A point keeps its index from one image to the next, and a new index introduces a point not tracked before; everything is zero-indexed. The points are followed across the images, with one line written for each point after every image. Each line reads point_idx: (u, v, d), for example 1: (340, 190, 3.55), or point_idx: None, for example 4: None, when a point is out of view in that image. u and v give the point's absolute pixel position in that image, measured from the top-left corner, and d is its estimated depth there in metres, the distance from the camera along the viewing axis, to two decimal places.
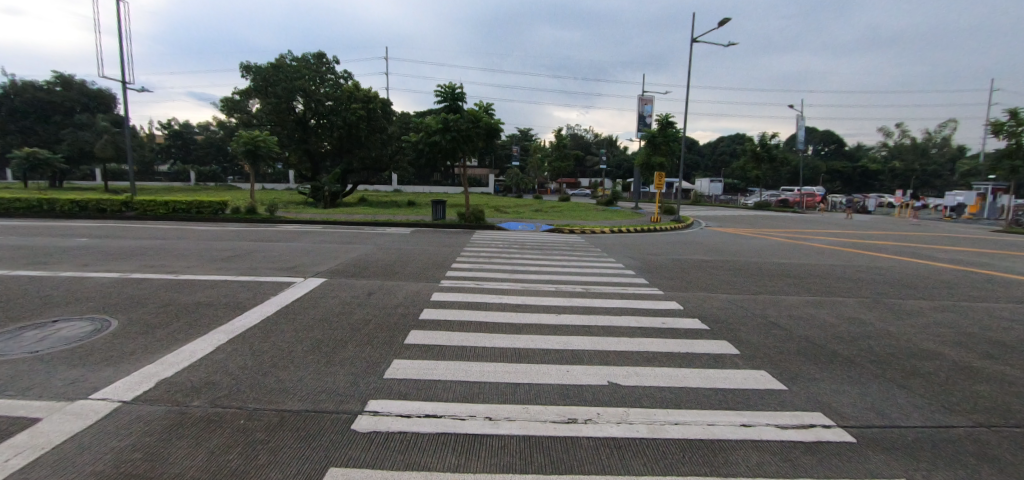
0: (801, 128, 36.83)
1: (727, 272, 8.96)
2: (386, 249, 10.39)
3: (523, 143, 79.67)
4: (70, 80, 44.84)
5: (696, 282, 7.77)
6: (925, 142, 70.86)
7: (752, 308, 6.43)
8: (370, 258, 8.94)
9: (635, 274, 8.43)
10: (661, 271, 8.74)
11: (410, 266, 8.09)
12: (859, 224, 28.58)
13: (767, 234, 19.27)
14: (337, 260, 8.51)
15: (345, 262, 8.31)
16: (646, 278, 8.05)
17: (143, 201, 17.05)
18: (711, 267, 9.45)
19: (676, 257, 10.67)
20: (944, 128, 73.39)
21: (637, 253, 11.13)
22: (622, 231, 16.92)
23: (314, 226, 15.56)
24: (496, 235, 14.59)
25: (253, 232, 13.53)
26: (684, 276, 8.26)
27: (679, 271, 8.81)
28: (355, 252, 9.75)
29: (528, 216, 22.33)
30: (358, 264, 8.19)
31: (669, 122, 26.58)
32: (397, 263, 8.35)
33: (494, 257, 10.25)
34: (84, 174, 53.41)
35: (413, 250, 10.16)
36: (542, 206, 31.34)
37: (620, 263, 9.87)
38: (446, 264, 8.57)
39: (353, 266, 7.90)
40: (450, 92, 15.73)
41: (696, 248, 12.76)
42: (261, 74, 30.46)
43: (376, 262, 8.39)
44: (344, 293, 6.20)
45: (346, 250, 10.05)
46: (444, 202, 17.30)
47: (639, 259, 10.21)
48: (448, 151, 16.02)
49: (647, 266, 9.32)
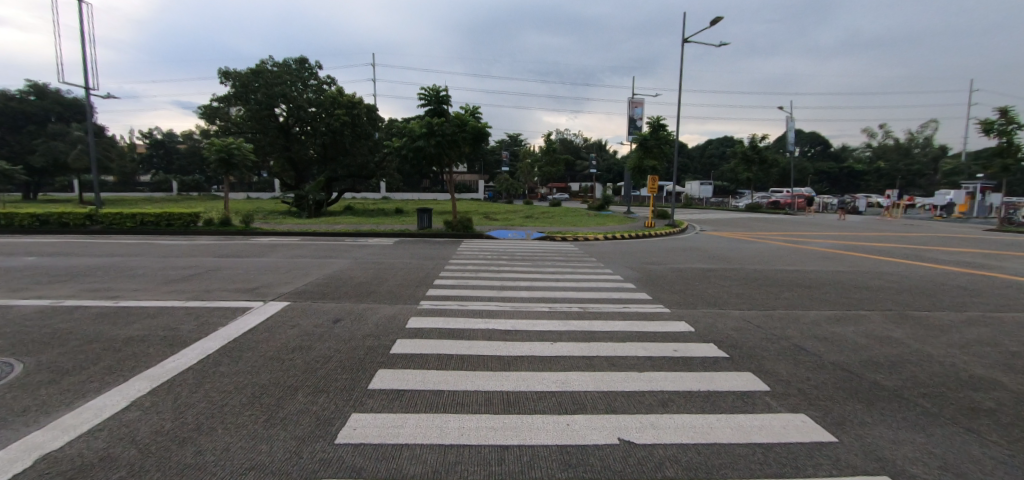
0: (791, 130, 36.63)
1: (734, 283, 8.26)
2: (364, 263, 9.55)
3: (512, 148, 79.11)
4: (43, 89, 43.29)
5: (704, 297, 7.04)
6: (908, 143, 71.87)
7: (770, 327, 5.71)
8: (343, 275, 8.06)
9: (635, 287, 7.69)
10: (663, 283, 8.00)
11: (386, 284, 7.27)
12: (852, 225, 28.34)
13: (764, 237, 18.78)
14: (306, 279, 7.64)
15: (315, 281, 7.46)
16: (647, 292, 7.31)
17: (108, 213, 15.94)
18: (716, 278, 8.74)
19: (675, 266, 9.96)
20: (926, 128, 74.48)
21: (634, 263, 10.39)
22: (615, 237, 16.25)
23: (292, 237, 14.67)
24: (485, 245, 13.83)
25: (224, 246, 12.58)
26: (690, 289, 7.54)
27: (684, 283, 8.08)
28: (329, 268, 8.91)
29: (518, 222, 21.59)
30: (329, 282, 7.34)
31: (661, 125, 26.07)
32: (372, 281, 7.51)
33: (481, 269, 9.44)
34: (61, 186, 51.70)
35: (393, 265, 9.31)
36: (533, 212, 30.64)
37: (618, 274, 9.13)
38: (427, 280, 7.75)
39: (322, 286, 7.05)
40: (434, 95, 14.98)
41: (695, 255, 12.09)
42: (240, 80, 29.27)
43: (351, 280, 7.57)
44: (306, 321, 5.36)
45: (320, 265, 9.19)
46: (430, 210, 16.48)
47: (637, 269, 9.49)
48: (433, 157, 15.25)
49: (646, 278, 8.58)
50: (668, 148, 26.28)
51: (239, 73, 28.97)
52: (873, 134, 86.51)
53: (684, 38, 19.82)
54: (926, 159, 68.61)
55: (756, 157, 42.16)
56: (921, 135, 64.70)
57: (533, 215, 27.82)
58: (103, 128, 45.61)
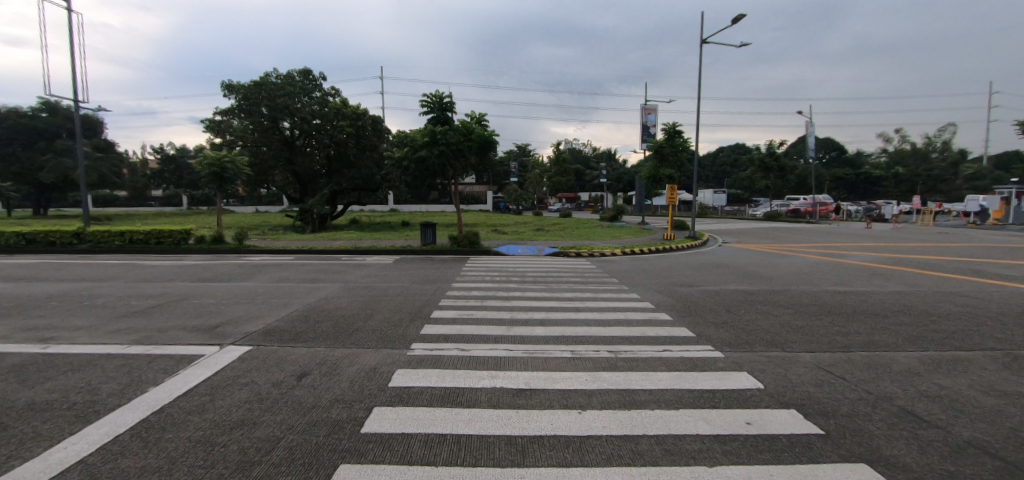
0: (811, 135, 35.11)
1: (789, 312, 6.90)
2: (354, 288, 8.43)
3: (520, 158, 78.35)
4: (55, 105, 43.41)
5: (762, 334, 5.69)
6: (927, 147, 69.85)
7: (864, 380, 4.37)
8: (327, 306, 6.89)
9: (671, 319, 6.39)
10: (704, 313, 6.67)
11: (374, 320, 6.08)
12: (881, 234, 26.72)
13: (795, 250, 17.32)
14: (281, 312, 6.48)
15: (291, 315, 6.31)
16: (688, 327, 5.98)
17: (97, 231, 15.16)
18: (765, 304, 7.39)
19: (711, 289, 8.66)
20: (946, 132, 72.29)
21: (662, 285, 9.07)
22: (633, 251, 15.02)
23: (286, 256, 13.70)
24: (492, 263, 12.68)
25: (209, 266, 11.60)
26: (739, 322, 6.21)
27: (728, 312, 6.80)
28: (314, 295, 7.80)
29: (528, 236, 20.45)
30: (306, 317, 6.16)
31: (677, 131, 24.81)
32: (357, 315, 6.32)
33: (487, 293, 8.22)
34: (72, 202, 52.00)
35: (386, 291, 8.14)
36: (543, 224, 29.50)
37: (646, 298, 7.89)
38: (423, 312, 6.55)
39: (297, 322, 5.89)
40: (438, 101, 13.96)
41: (728, 273, 10.77)
42: (243, 92, 28.77)
43: (334, 314, 6.42)
44: (261, 378, 4.16)
45: (305, 292, 8.05)
46: (434, 224, 15.42)
47: (668, 293, 8.23)
48: (437, 168, 14.20)
49: (682, 305, 7.26)
50: (685, 155, 24.98)
51: (242, 85, 28.49)
52: (889, 140, 84.49)
53: (702, 40, 18.67)
54: (946, 164, 66.54)
55: (774, 164, 40.52)
56: (941, 140, 62.78)
57: (543, 227, 26.72)
58: (113, 144, 45.74)
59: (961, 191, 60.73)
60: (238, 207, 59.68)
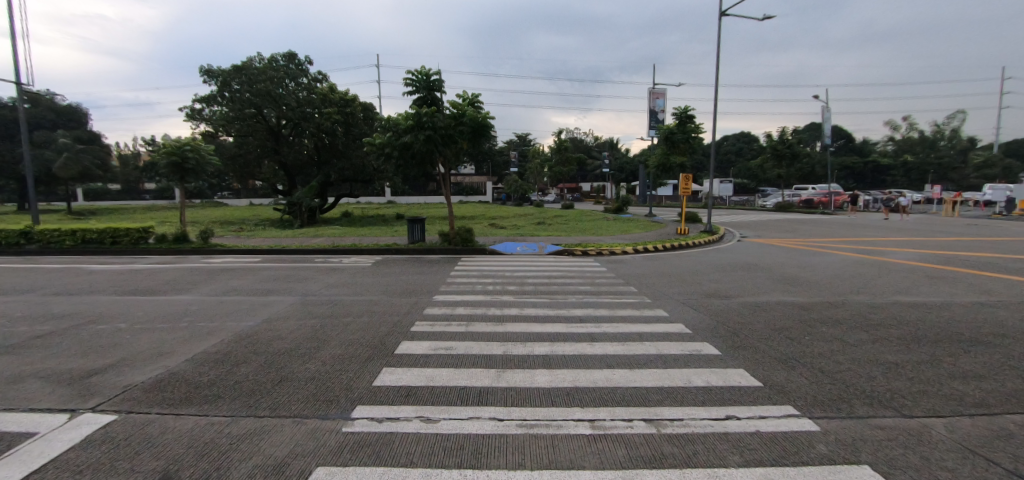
0: (826, 121, 33.08)
1: (874, 341, 5.19)
2: (310, 303, 6.76)
3: (521, 148, 76.31)
4: (37, 95, 41.65)
5: (861, 387, 3.99)
6: (934, 135, 67.70)
7: None
8: (261, 336, 5.23)
9: (722, 355, 4.66)
10: (764, 345, 4.99)
11: (312, 360, 4.40)
12: (903, 226, 25.04)
13: (823, 245, 15.64)
14: (193, 350, 4.79)
15: (204, 354, 4.63)
16: (753, 371, 4.26)
17: (45, 230, 13.49)
18: (835, 329, 5.69)
19: (755, 303, 6.98)
20: (955, 119, 69.97)
21: (694, 296, 7.32)
22: (645, 249, 13.37)
23: (254, 257, 12.08)
24: (488, 264, 11.04)
25: (159, 272, 9.98)
26: (818, 364, 4.50)
27: (794, 342, 5.11)
28: (255, 316, 6.11)
29: (528, 230, 18.82)
30: (222, 357, 4.47)
31: (688, 116, 22.91)
32: (293, 353, 4.62)
33: (474, 307, 6.53)
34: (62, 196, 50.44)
35: (349, 307, 6.46)
36: (544, 216, 27.87)
37: (678, 316, 6.20)
38: (385, 345, 4.85)
39: (203, 368, 4.21)
40: (424, 78, 12.15)
41: (765, 277, 9.11)
42: (223, 78, 26.73)
43: (265, 349, 4.73)
44: None
45: (245, 312, 6.34)
46: (422, 219, 13.74)
47: (704, 309, 6.54)
48: (424, 155, 12.41)
49: (729, 330, 5.52)
50: (697, 142, 23.14)
51: (221, 70, 26.44)
52: (896, 127, 82.23)
53: (720, 12, 16.77)
54: (954, 151, 64.55)
55: (786, 151, 38.28)
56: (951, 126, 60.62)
57: (544, 220, 25.11)
58: (98, 135, 43.87)
59: (971, 180, 58.96)
60: (233, 200, 57.76)
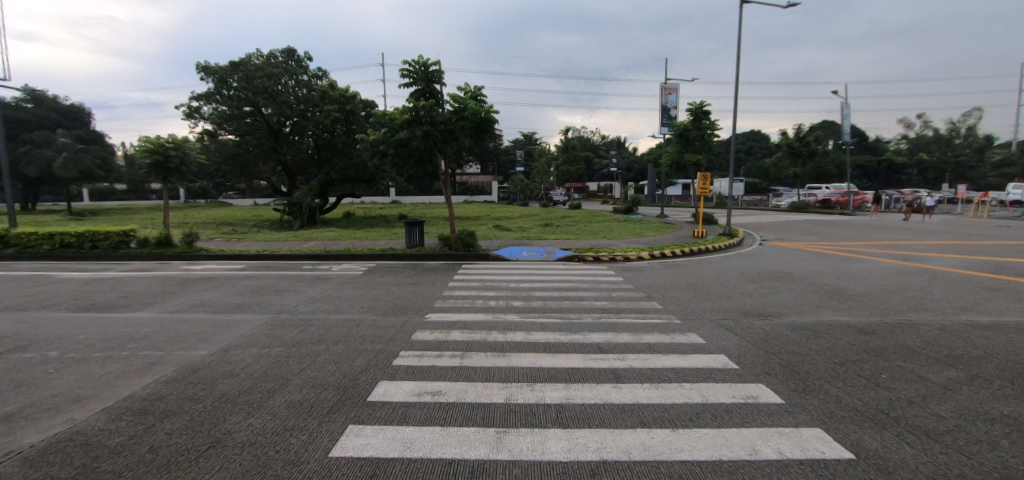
0: (845, 117, 31.67)
1: (977, 384, 4.07)
2: (281, 324, 5.77)
3: (526, 147, 75.24)
4: (40, 95, 41.49)
5: (996, 462, 2.90)
6: (949, 133, 65.88)
7: None
8: (208, 372, 4.24)
9: (791, 406, 3.58)
10: (839, 390, 3.90)
11: (258, 414, 3.38)
12: (930, 227, 23.66)
13: (855, 250, 14.42)
14: (116, 395, 3.80)
15: (124, 404, 3.62)
16: (840, 435, 3.17)
17: (20, 233, 12.66)
18: (918, 364, 4.58)
19: (805, 325, 5.89)
20: (972, 117, 67.85)
21: (731, 316, 6.21)
22: (662, 255, 12.28)
23: (239, 263, 11.19)
24: (491, 273, 10.03)
25: (130, 281, 9.09)
26: (922, 422, 3.39)
27: (874, 385, 4.02)
28: (211, 344, 5.11)
29: (535, 233, 17.80)
30: (145, 410, 3.48)
31: (703, 112, 21.70)
32: (238, 400, 3.62)
33: (472, 329, 5.50)
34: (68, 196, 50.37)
35: (323, 331, 5.45)
36: (552, 217, 26.85)
37: (718, 342, 5.13)
38: (355, 389, 3.83)
39: (113, 427, 3.21)
40: (421, 68, 11.09)
41: (806, 290, 7.99)
42: (221, 75, 25.92)
43: (205, 395, 3.72)
44: None
45: (201, 336, 5.36)
46: (421, 222, 12.74)
47: (747, 334, 5.47)
48: (422, 153, 11.37)
49: (786, 366, 4.45)
50: (713, 139, 21.92)
51: (218, 67, 25.60)
52: (910, 125, 80.24)
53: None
54: (969, 150, 62.73)
55: (803, 149, 36.73)
56: (966, 124, 58.79)
57: (552, 221, 24.06)
58: (100, 135, 43.55)
59: (989, 179, 57.15)
60: (237, 200, 57.25)
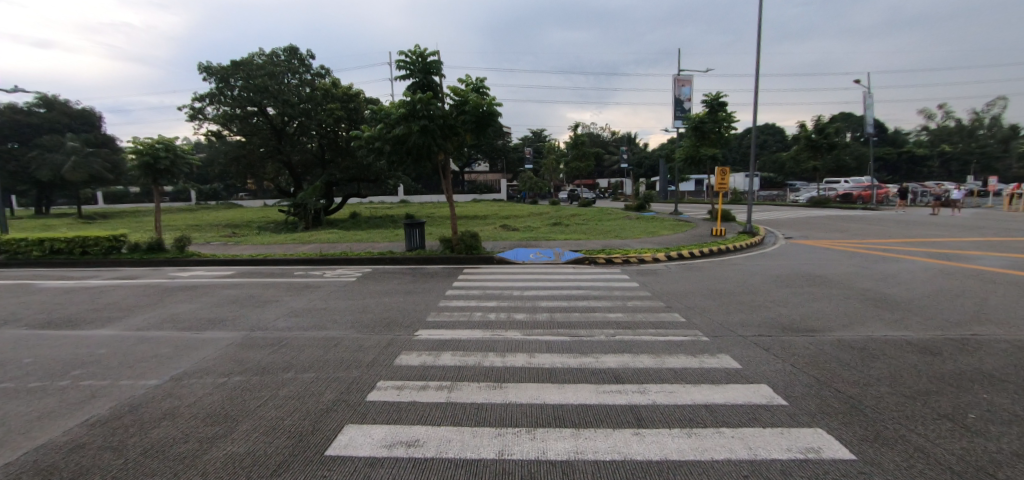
0: (868, 107, 30.26)
1: None
2: (251, 346, 5.06)
3: (535, 144, 74.47)
4: (52, 100, 41.80)
5: None
6: (972, 124, 63.45)
7: None
8: (145, 413, 3.52)
9: (869, 465, 2.75)
10: (929, 441, 3.02)
11: (183, 477, 2.66)
12: (962, 221, 22.30)
13: (890, 248, 13.31)
14: (26, 445, 3.11)
15: (27, 460, 2.92)
16: None
17: (10, 239, 12.25)
18: (1018, 400, 3.66)
19: (859, 344, 4.99)
20: (997, 106, 65.22)
21: (769, 333, 5.35)
22: (680, 256, 11.39)
23: (230, 268, 10.62)
24: (494, 278, 9.26)
25: (111, 290, 8.54)
26: None
27: (974, 433, 3.14)
28: (164, 372, 4.41)
29: (543, 233, 17.00)
30: (49, 470, 2.78)
31: (720, 103, 20.61)
32: (166, 454, 2.91)
33: (465, 350, 4.73)
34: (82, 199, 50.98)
35: (294, 354, 4.72)
36: (561, 215, 26.03)
37: (760, 367, 4.28)
38: (313, 439, 3.07)
39: None
40: (418, 58, 10.26)
41: (848, 298, 7.06)
42: (222, 75, 25.54)
43: (128, 447, 3.00)
44: None
45: (157, 361, 4.67)
46: (421, 223, 12.02)
47: (791, 356, 4.61)
48: (421, 150, 10.60)
49: (849, 402, 3.60)
50: (730, 132, 20.86)
51: (219, 67, 25.21)
52: (930, 116, 77.67)
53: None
54: (994, 140, 60.31)
55: (823, 142, 35.32)
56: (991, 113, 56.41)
57: (560, 220, 23.24)
58: (111, 139, 43.84)
59: (1014, 170, 54.96)
60: (247, 201, 57.44)
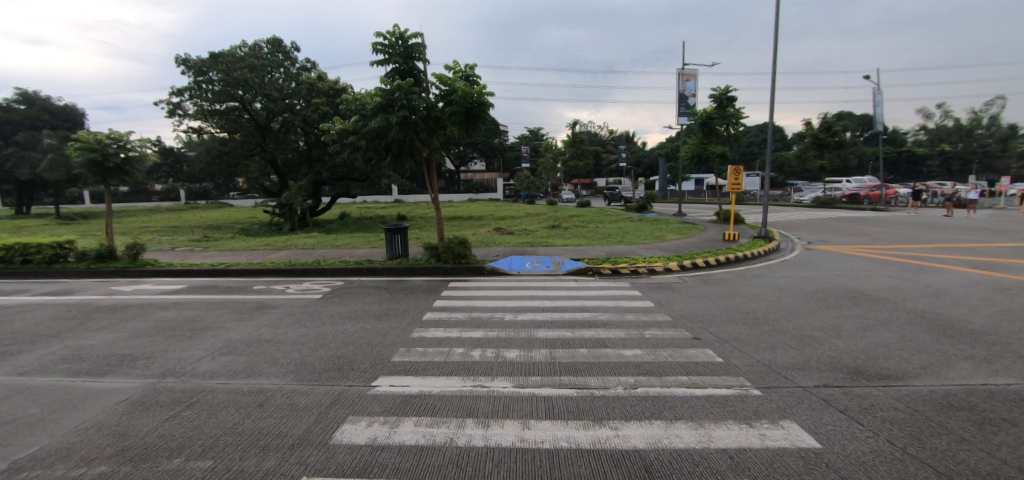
0: (878, 104, 29.10)
1: None
2: (145, 407, 3.72)
3: (532, 143, 73.23)
4: (32, 96, 40.21)
5: None
6: (971, 123, 62.67)
7: None
8: None
9: None
10: None
11: None
12: (980, 224, 21.16)
13: (921, 255, 12.09)
14: None
15: None
16: None
17: None
18: None
19: (970, 403, 3.68)
20: (995, 105, 64.56)
21: (839, 383, 4.03)
22: (694, 267, 10.11)
23: (184, 281, 9.31)
24: (483, 293, 7.97)
25: (29, 311, 7.19)
26: None
27: None
28: (3, 455, 3.07)
29: (540, 237, 15.71)
30: None
31: (729, 98, 19.34)
32: None
33: (434, 415, 3.42)
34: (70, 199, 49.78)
35: (195, 424, 3.39)
36: (560, 217, 24.80)
37: (853, 449, 2.98)
38: None
39: None
40: (397, 40, 8.95)
41: (915, 326, 5.75)
42: (201, 67, 24.13)
43: None
44: None
45: (8, 432, 3.37)
46: (404, 228, 10.70)
47: (884, 425, 3.32)
48: (402, 146, 9.32)
49: None
50: (739, 128, 19.62)
51: (198, 59, 23.85)
52: (929, 116, 77.06)
53: None
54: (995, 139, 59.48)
55: (829, 140, 34.23)
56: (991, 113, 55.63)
57: (559, 222, 21.96)
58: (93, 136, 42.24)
59: (1013, 169, 54.41)
60: (238, 200, 55.91)
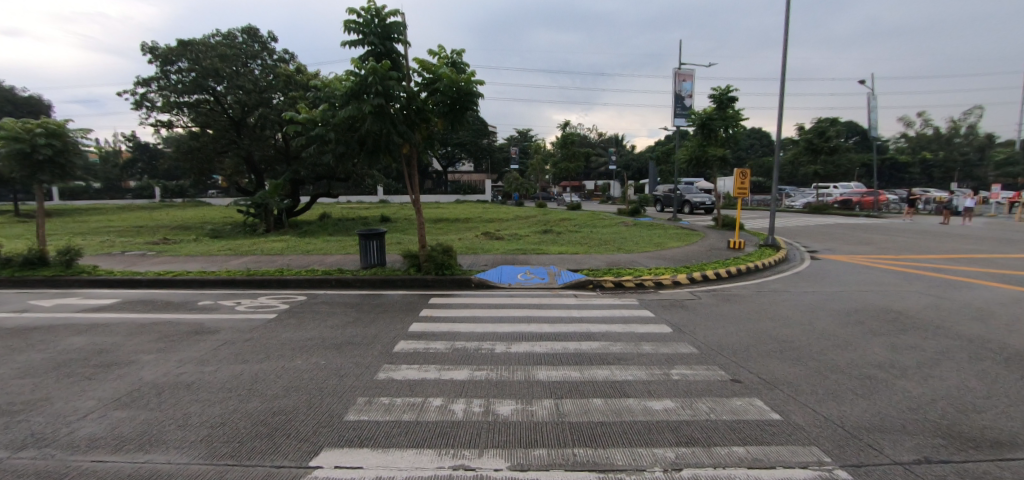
0: (872, 110, 28.81)
1: None
2: None
3: (522, 144, 72.43)
4: None
5: None
6: (951, 131, 63.87)
7: None
8: None
9: None
10: None
11: None
12: (979, 232, 20.70)
13: (939, 266, 11.31)
14: None
15: None
16: None
17: None
18: None
19: None
20: (973, 114, 65.95)
21: (952, 458, 2.98)
22: (704, 280, 9.10)
23: (120, 293, 7.96)
24: (470, 311, 6.83)
25: None
26: None
27: None
28: None
29: (532, 243, 14.58)
30: None
31: (729, 98, 18.53)
32: None
33: None
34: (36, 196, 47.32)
35: None
36: (551, 221, 23.78)
37: None
38: None
39: None
40: (373, 17, 7.75)
41: (990, 362, 4.77)
42: (170, 57, 22.51)
43: None
44: None
45: None
46: (379, 234, 9.48)
47: None
48: (377, 139, 8.16)
49: None
50: (739, 130, 18.83)
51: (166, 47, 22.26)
52: (910, 124, 78.54)
53: None
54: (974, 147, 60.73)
55: (823, 146, 33.95)
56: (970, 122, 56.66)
57: (551, 226, 20.88)
58: None
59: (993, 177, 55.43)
60: (216, 199, 53.82)
